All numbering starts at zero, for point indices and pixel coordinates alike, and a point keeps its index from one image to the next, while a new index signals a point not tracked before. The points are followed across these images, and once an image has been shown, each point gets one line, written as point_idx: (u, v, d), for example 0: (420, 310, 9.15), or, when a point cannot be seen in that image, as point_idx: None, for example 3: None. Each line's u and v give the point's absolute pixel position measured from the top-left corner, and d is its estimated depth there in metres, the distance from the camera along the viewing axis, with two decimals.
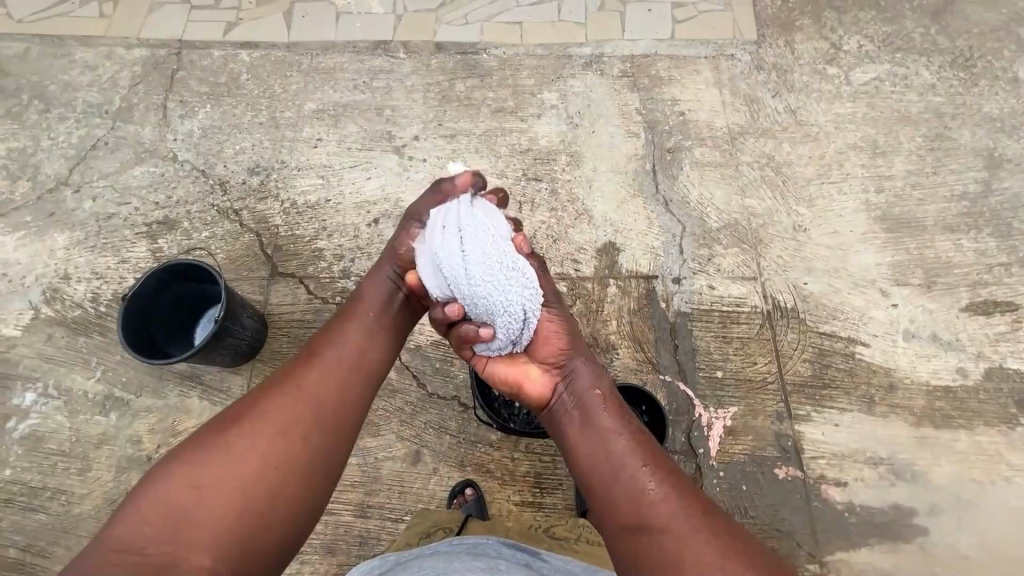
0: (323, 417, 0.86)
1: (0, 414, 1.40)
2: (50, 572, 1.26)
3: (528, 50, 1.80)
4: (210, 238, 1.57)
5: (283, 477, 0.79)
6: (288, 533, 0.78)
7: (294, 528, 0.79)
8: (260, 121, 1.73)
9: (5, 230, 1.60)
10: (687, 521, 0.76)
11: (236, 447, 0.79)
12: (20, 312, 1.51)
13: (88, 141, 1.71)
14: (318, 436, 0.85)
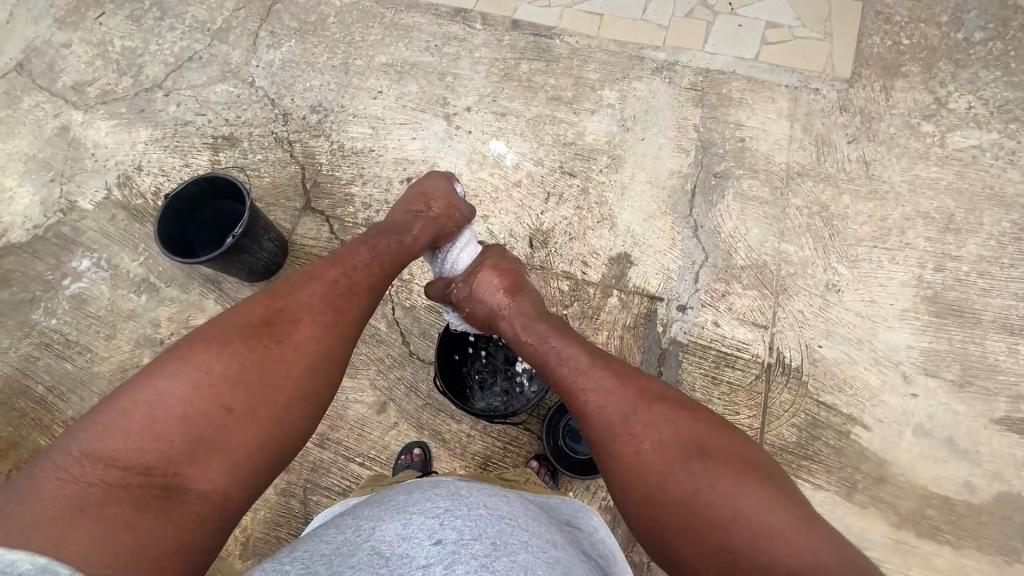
0: (331, 355, 0.89)
1: (60, 271, 1.62)
2: (65, 414, 1.47)
3: (602, 44, 1.76)
4: (262, 162, 1.71)
5: (291, 405, 0.82)
6: (286, 457, 0.82)
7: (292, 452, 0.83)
8: (333, 64, 1.82)
9: (103, 116, 1.81)
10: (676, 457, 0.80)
11: (244, 363, 0.80)
12: (96, 190, 1.72)
13: (186, 53, 1.88)
14: (323, 372, 0.87)
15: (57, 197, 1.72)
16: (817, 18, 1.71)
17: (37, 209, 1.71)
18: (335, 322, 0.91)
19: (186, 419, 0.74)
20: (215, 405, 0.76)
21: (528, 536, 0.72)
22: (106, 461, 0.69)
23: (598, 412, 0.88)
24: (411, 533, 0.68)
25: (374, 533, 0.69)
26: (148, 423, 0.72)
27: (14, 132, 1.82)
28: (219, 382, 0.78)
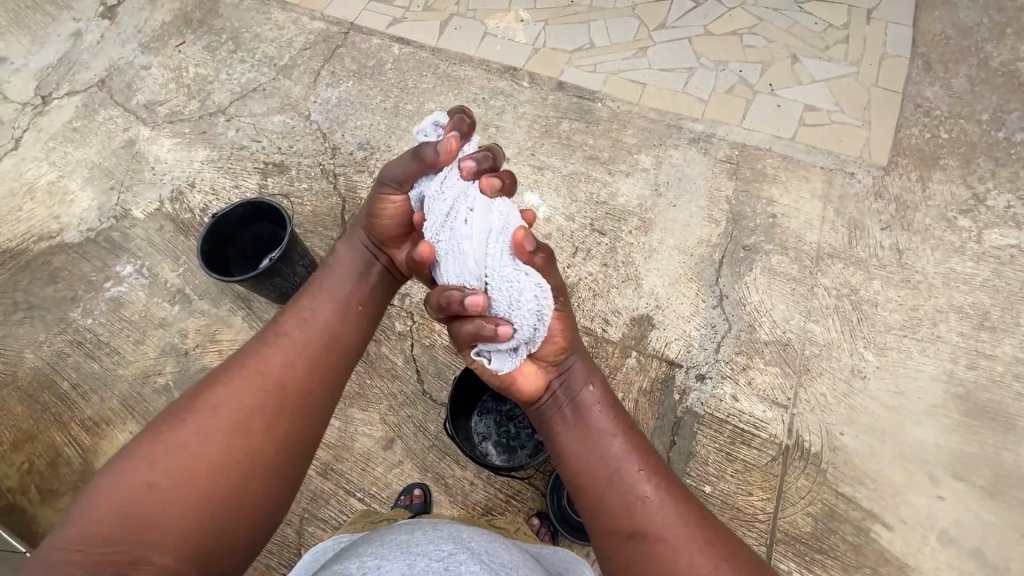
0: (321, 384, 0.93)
1: (103, 274, 1.70)
2: (84, 412, 1.51)
3: (642, 111, 1.82)
4: (306, 191, 1.79)
5: (289, 435, 0.87)
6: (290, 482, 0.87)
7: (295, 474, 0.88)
8: (385, 106, 1.93)
9: (168, 135, 1.94)
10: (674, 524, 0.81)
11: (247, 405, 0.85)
12: (150, 201, 1.82)
13: (252, 84, 2.02)
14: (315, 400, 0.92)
15: (113, 204, 1.83)
16: (856, 105, 1.75)
17: (93, 214, 1.81)
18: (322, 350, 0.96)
19: (192, 462, 0.78)
20: (225, 446, 0.81)
21: None
22: (114, 515, 0.72)
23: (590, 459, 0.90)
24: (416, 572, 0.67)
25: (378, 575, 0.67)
26: (154, 474, 0.76)
27: (86, 141, 1.95)
28: (217, 427, 0.82)
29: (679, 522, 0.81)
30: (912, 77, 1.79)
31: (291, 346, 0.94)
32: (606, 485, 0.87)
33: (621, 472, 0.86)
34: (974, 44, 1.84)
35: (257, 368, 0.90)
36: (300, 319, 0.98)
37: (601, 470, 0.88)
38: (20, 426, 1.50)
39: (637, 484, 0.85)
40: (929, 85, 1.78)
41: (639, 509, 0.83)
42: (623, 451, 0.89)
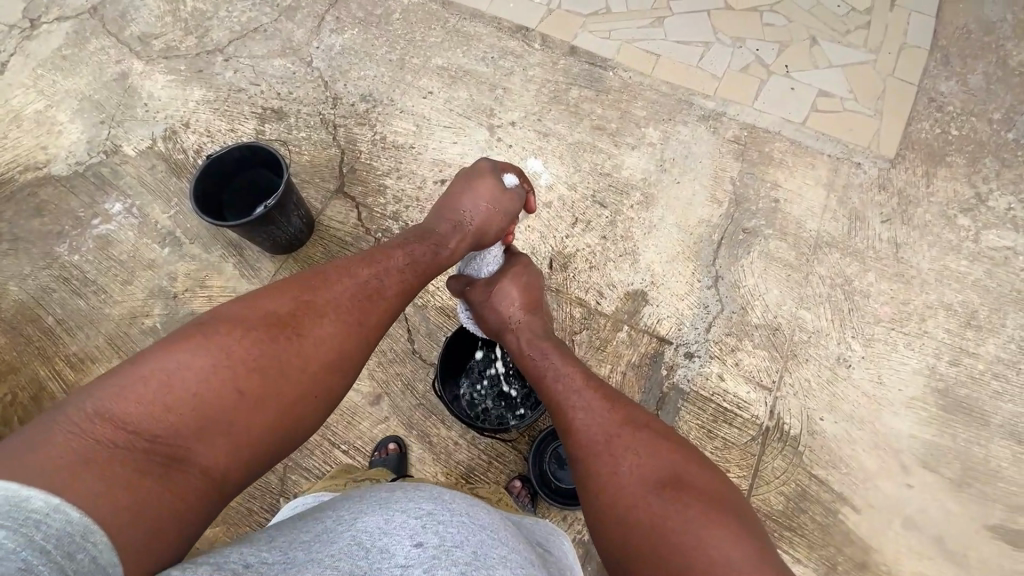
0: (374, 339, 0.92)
1: (91, 211, 1.66)
2: (69, 348, 1.49)
3: (654, 83, 1.78)
4: (304, 140, 1.74)
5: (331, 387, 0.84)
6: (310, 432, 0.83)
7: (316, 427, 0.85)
8: (390, 58, 1.87)
9: (162, 70, 1.87)
10: (659, 492, 0.79)
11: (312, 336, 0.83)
12: (142, 138, 1.76)
13: (253, 24, 1.94)
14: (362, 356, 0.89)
15: (103, 139, 1.77)
16: (871, 94, 1.73)
17: (82, 147, 1.76)
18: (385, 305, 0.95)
19: (271, 373, 0.77)
20: (277, 373, 0.78)
21: (508, 549, 0.72)
22: (153, 416, 0.68)
23: (583, 430, 0.90)
24: (393, 529, 0.68)
25: (354, 525, 0.69)
26: (227, 368, 0.74)
27: (75, 71, 1.87)
28: (303, 347, 0.81)
29: (627, 443, 0.86)
30: (929, 70, 1.76)
31: (377, 289, 0.95)
32: (566, 422, 0.93)
33: (577, 412, 0.93)
34: (995, 41, 1.80)
35: (345, 301, 0.90)
36: (396, 273, 1.00)
37: (561, 412, 0.95)
38: (3, 357, 1.48)
39: (591, 418, 0.92)
40: (946, 79, 1.75)
41: (594, 435, 0.89)
42: (581, 391, 0.97)
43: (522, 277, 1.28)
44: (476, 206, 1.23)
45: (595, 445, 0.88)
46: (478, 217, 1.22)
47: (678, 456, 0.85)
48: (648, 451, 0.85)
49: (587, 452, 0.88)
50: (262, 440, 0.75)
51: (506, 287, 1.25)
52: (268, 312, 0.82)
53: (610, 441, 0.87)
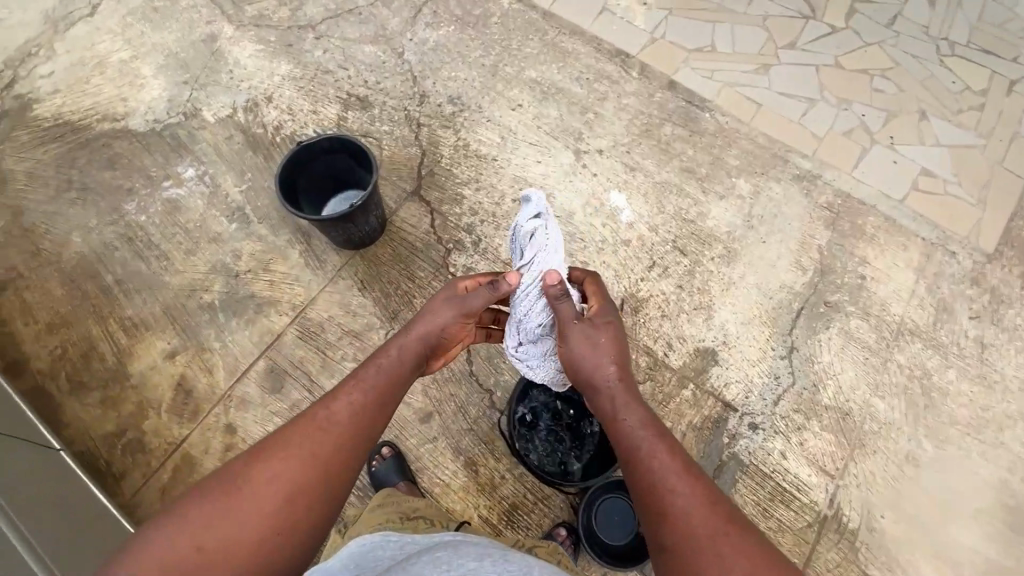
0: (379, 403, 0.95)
1: (164, 173, 1.63)
2: (125, 311, 1.46)
3: (751, 133, 1.72)
4: (386, 134, 1.70)
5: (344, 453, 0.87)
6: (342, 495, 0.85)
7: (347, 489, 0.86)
8: (483, 63, 1.82)
9: (252, 39, 1.83)
10: None
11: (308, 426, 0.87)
12: (223, 105, 1.73)
13: (348, 4, 1.90)
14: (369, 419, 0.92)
15: (183, 100, 1.73)
16: (975, 181, 1.65)
17: (162, 105, 1.73)
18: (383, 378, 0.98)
19: (275, 467, 0.82)
20: (282, 460, 0.82)
21: None
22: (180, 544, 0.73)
23: (683, 522, 0.82)
24: None
25: None
26: (205, 530, 0.74)
27: (165, 24, 1.84)
28: (302, 436, 0.86)
29: (724, 540, 0.79)
30: None
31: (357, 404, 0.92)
32: (651, 502, 0.85)
33: (665, 493, 0.85)
34: None
35: (321, 432, 0.86)
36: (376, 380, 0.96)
37: (647, 488, 0.87)
38: (59, 309, 1.46)
39: (682, 503, 0.83)
40: None
41: (690, 532, 0.81)
42: (666, 471, 0.87)
43: (599, 332, 1.05)
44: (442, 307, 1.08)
45: (691, 544, 0.80)
46: (447, 319, 1.08)
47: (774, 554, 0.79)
48: (743, 543, 0.79)
49: (676, 543, 0.81)
50: (286, 519, 0.78)
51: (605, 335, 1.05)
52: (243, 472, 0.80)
53: (702, 532, 0.80)
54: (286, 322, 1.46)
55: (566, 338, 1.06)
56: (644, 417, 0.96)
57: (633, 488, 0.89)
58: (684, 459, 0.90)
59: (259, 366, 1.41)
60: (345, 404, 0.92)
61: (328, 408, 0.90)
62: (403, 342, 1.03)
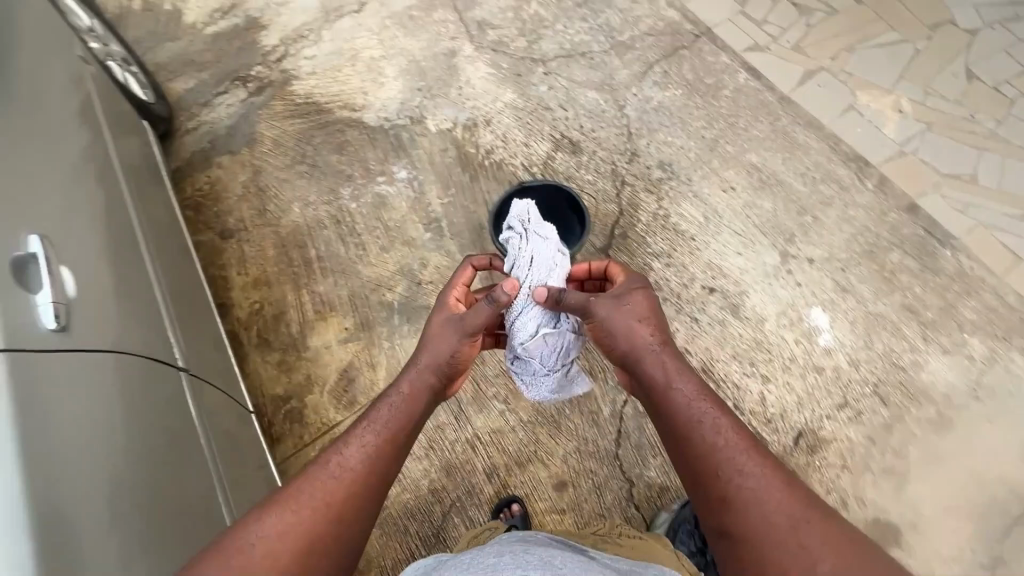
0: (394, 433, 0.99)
1: (380, 168, 1.75)
2: (318, 287, 1.59)
3: (1000, 288, 1.48)
4: (589, 184, 1.68)
5: (365, 478, 0.93)
6: (369, 507, 0.93)
7: (373, 503, 0.93)
8: (703, 134, 1.74)
9: (487, 61, 1.92)
10: None
11: (322, 470, 0.92)
12: (446, 118, 1.82)
13: (583, 47, 1.92)
14: (385, 451, 0.97)
15: (413, 105, 1.85)
16: None
17: (394, 105, 1.86)
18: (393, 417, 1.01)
19: (292, 513, 0.86)
20: (303, 506, 0.87)
21: None
22: None
23: (746, 496, 0.89)
24: None
25: None
26: None
27: (415, 33, 1.99)
28: (320, 481, 0.90)
29: (786, 523, 0.85)
30: None
31: (369, 445, 0.97)
32: (716, 480, 0.92)
33: (733, 481, 0.91)
34: None
35: (334, 482, 0.90)
36: (386, 421, 1.00)
37: (711, 472, 0.93)
38: (267, 268, 1.62)
39: (743, 484, 0.90)
40: None
41: (752, 514, 0.87)
42: (718, 448, 0.94)
43: (630, 309, 1.07)
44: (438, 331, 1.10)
45: (755, 526, 0.86)
46: (432, 357, 1.08)
47: (838, 527, 0.84)
48: (812, 532, 0.83)
49: (735, 514, 0.88)
50: (323, 538, 0.86)
51: (633, 298, 1.09)
52: (253, 530, 0.84)
53: (768, 516, 0.86)
54: None
55: (595, 310, 1.07)
56: (699, 398, 1.00)
57: (693, 463, 0.96)
58: (744, 435, 0.96)
59: None
60: (357, 448, 0.96)
61: (340, 456, 0.94)
62: (403, 387, 1.06)
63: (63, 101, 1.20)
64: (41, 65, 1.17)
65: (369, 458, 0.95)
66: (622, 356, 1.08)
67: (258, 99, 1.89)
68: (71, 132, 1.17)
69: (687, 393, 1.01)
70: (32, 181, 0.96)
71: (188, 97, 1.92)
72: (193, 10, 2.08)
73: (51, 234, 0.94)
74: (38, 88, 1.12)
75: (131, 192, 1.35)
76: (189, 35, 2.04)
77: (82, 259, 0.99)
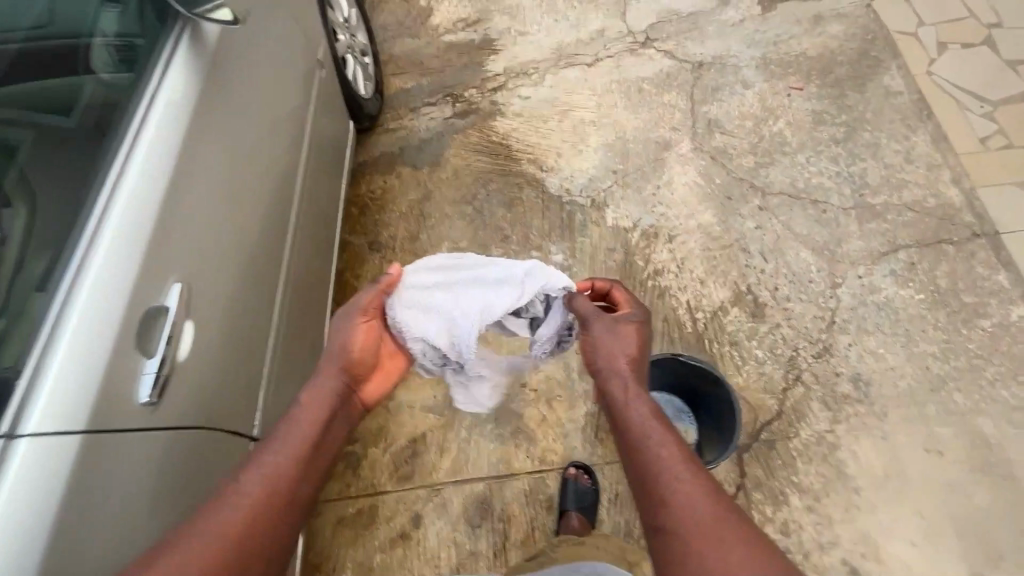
0: (311, 430, 0.87)
1: (539, 241, 1.63)
2: None
3: None
4: (754, 360, 1.41)
5: (291, 471, 0.82)
6: (305, 484, 0.84)
7: (307, 478, 0.85)
8: (929, 363, 1.36)
9: (700, 168, 1.69)
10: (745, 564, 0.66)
11: (237, 485, 0.78)
12: (628, 215, 1.64)
13: (819, 192, 1.61)
14: (304, 444, 0.86)
15: (601, 187, 1.69)
16: None
17: (582, 178, 1.72)
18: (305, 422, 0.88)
19: (213, 528, 0.73)
20: (222, 521, 0.74)
21: None
22: None
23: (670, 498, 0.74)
24: None
25: None
26: None
27: (637, 108, 1.82)
28: (237, 503, 0.76)
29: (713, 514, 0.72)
30: None
31: (276, 469, 0.81)
32: (658, 498, 0.76)
33: (656, 479, 0.77)
34: None
35: (243, 510, 0.76)
36: (291, 438, 0.85)
37: (645, 476, 0.79)
38: None
39: (670, 475, 0.76)
40: None
41: (676, 508, 0.73)
42: (658, 447, 0.80)
43: (609, 329, 0.94)
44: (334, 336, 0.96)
45: (679, 520, 0.72)
46: (334, 373, 0.94)
47: (777, 559, 0.68)
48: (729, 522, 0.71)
49: (676, 535, 0.72)
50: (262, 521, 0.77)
51: (628, 327, 0.94)
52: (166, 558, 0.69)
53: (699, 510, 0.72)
54: (525, 466, 1.34)
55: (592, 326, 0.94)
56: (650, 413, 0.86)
57: (638, 475, 0.80)
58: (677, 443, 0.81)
59: (476, 487, 1.32)
60: (265, 469, 0.81)
61: (242, 476, 0.79)
62: (306, 397, 0.90)
63: (272, 110, 1.20)
64: (265, 83, 1.17)
65: (289, 451, 0.84)
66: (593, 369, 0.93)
67: (459, 123, 1.87)
68: (262, 152, 1.15)
69: (639, 405, 0.86)
70: (197, 216, 0.93)
71: (403, 97, 1.96)
72: (441, 14, 2.12)
73: (190, 280, 0.90)
74: (246, 55, 1.10)
75: (299, 213, 1.32)
76: (428, 36, 2.09)
77: (210, 303, 0.94)
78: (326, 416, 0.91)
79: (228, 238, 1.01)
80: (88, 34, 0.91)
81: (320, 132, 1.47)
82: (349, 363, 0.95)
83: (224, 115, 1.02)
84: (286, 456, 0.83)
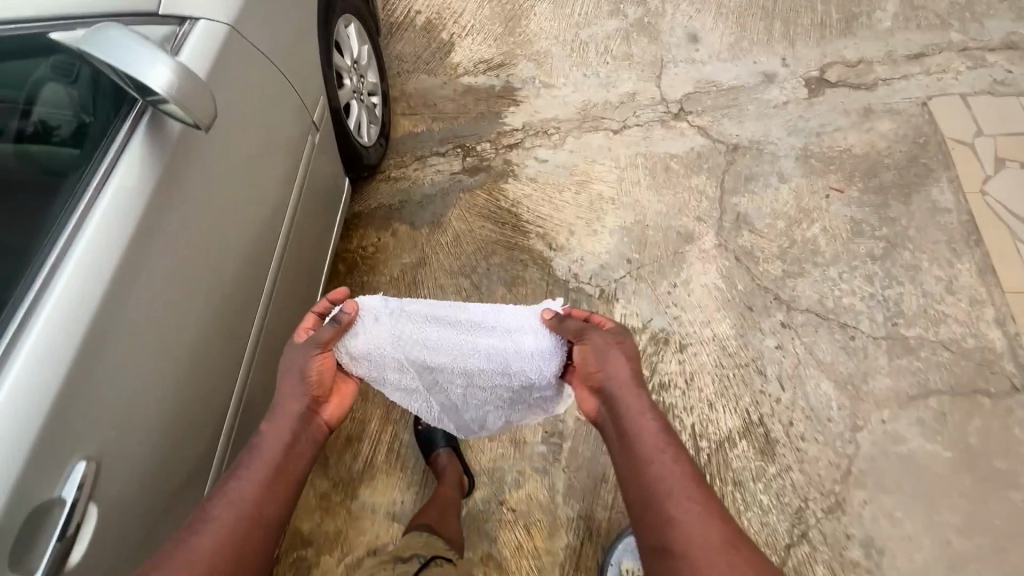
0: (279, 447, 0.81)
1: None
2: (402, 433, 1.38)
3: None
4: (758, 506, 1.27)
5: (262, 488, 0.77)
6: (279, 497, 0.78)
7: (285, 490, 0.79)
8: (949, 537, 1.22)
9: (722, 268, 1.54)
10: None
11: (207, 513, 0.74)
12: (638, 313, 1.49)
13: (849, 314, 1.47)
14: (273, 464, 0.79)
15: (612, 276, 1.55)
16: None
17: (593, 263, 1.57)
18: (280, 439, 0.82)
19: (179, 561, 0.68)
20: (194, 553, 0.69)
21: None
22: None
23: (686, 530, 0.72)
24: None
25: None
26: None
27: (661, 189, 1.67)
28: (204, 528, 0.72)
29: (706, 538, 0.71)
30: None
31: (242, 497, 0.75)
32: (656, 520, 0.75)
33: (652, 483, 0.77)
34: None
35: (214, 539, 0.71)
36: (264, 458, 0.79)
37: (642, 481, 0.78)
38: None
39: (668, 497, 0.75)
40: None
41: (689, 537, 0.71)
42: (654, 454, 0.79)
43: (604, 345, 0.87)
44: (287, 362, 0.86)
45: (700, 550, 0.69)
46: (303, 401, 0.85)
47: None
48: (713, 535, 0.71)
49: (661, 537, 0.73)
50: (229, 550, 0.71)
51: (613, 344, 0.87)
52: None
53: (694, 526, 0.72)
54: None
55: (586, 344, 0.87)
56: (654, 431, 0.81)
57: (635, 488, 0.79)
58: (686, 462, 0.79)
59: None
60: (229, 496, 0.75)
61: (211, 505, 0.75)
62: (273, 418, 0.83)
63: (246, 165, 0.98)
64: (240, 150, 0.96)
65: (258, 471, 0.78)
66: (601, 381, 0.87)
67: (467, 180, 1.72)
68: (228, 251, 0.94)
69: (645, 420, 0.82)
70: (119, 369, 0.74)
71: (410, 141, 1.81)
72: (462, 53, 1.97)
73: (104, 455, 0.72)
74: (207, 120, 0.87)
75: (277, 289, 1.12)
76: (446, 75, 1.93)
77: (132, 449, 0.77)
78: (299, 436, 0.83)
79: (166, 375, 0.82)
80: (25, 103, 0.74)
81: (312, 184, 1.25)
82: (318, 388, 0.87)
83: (172, 230, 0.82)
84: (255, 490, 0.76)
